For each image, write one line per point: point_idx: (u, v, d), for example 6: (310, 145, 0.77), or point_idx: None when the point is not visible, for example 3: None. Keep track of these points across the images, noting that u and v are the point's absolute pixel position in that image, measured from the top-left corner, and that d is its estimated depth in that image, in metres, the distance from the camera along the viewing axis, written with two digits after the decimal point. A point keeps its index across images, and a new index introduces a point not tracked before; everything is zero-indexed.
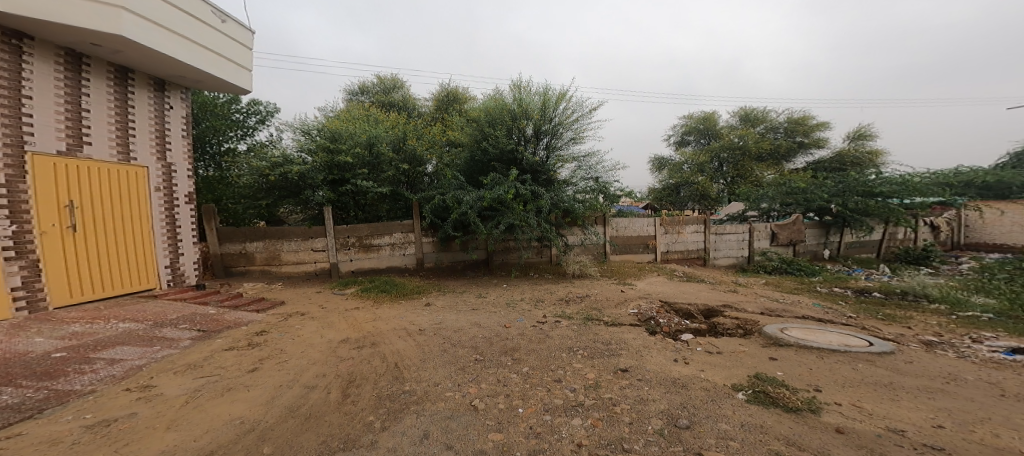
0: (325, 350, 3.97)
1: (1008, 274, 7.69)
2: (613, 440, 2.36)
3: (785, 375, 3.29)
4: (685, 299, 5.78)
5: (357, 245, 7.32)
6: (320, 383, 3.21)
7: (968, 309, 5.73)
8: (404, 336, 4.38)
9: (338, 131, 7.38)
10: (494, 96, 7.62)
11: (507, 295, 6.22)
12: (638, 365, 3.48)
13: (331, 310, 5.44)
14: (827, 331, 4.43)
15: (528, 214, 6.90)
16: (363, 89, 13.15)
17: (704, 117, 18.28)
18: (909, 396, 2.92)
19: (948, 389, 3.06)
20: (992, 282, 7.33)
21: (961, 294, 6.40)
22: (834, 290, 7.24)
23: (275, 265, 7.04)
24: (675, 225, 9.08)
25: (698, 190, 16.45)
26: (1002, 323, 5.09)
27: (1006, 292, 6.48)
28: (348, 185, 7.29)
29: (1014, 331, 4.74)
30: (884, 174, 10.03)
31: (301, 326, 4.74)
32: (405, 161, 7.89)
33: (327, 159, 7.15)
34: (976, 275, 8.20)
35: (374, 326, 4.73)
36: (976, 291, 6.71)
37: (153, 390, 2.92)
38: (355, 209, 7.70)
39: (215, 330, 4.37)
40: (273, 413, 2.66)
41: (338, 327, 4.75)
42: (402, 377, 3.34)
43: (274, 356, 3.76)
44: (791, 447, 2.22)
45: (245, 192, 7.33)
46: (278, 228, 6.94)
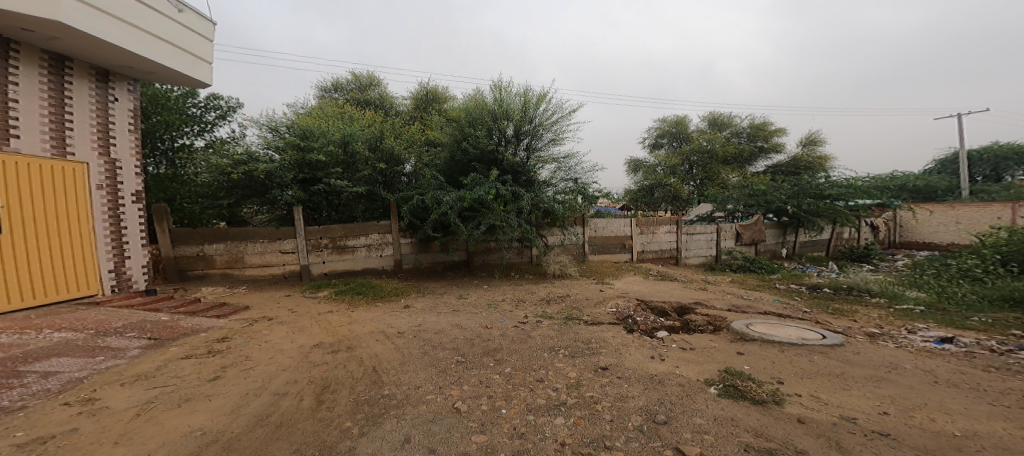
0: (296, 356, 3.82)
1: (937, 269, 8.53)
2: (595, 438, 2.43)
3: (751, 369, 3.49)
4: (661, 297, 5.99)
5: (331, 246, 7.09)
6: (291, 390, 3.09)
7: (904, 302, 6.31)
8: (382, 339, 4.28)
9: (309, 128, 7.11)
10: (474, 96, 7.60)
11: (488, 296, 6.21)
12: (617, 363, 3.57)
13: (302, 314, 5.23)
14: (788, 326, 4.73)
15: (508, 214, 6.91)
16: (337, 86, 12.72)
17: (677, 121, 18.95)
18: (858, 385, 3.18)
19: (890, 377, 3.36)
20: (924, 276, 8.10)
21: (898, 289, 7.03)
22: (791, 286, 7.75)
23: (238, 268, 6.68)
24: (650, 225, 9.39)
25: (670, 192, 17.07)
26: (933, 315, 5.62)
27: (935, 286, 7.18)
28: (321, 184, 7.05)
29: (944, 322, 5.26)
30: (832, 178, 10.80)
31: (268, 332, 4.53)
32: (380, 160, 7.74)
33: (297, 157, 6.88)
34: (911, 271, 8.99)
35: (349, 330, 4.59)
36: (910, 286, 7.38)
37: (98, 403, 2.70)
38: (328, 209, 7.45)
39: (169, 338, 4.10)
40: (239, 423, 2.54)
41: (310, 331, 4.58)
42: (381, 381, 3.27)
43: (239, 363, 3.58)
44: (759, 438, 2.36)
45: (204, 190, 6.89)
46: (243, 230, 6.61)
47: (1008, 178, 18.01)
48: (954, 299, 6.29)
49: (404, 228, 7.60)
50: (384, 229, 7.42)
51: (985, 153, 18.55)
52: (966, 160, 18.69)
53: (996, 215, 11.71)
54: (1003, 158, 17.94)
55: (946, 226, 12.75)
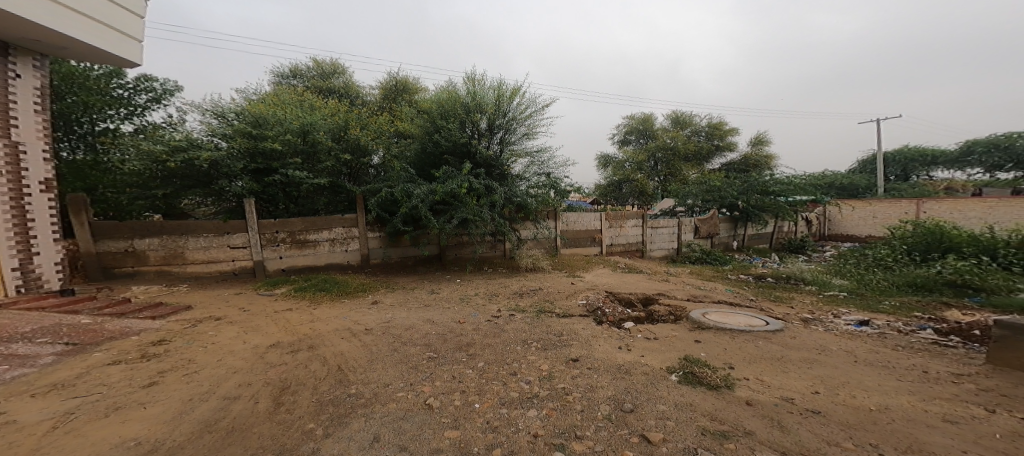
0: (249, 357, 3.59)
1: (857, 258, 9.50)
2: (566, 428, 2.48)
3: (708, 355, 3.72)
4: (627, 289, 6.21)
5: (289, 241, 6.70)
6: (244, 393, 2.89)
7: (831, 289, 6.98)
8: (347, 337, 4.11)
9: (263, 116, 6.64)
10: (446, 88, 7.45)
11: (460, 290, 6.13)
12: (587, 355, 3.67)
13: (254, 313, 4.91)
14: (739, 314, 5.08)
15: (481, 209, 6.84)
16: (296, 72, 11.91)
17: (644, 118, 19.60)
18: (796, 367, 3.48)
19: (821, 358, 3.70)
20: (848, 265, 9.00)
21: (825, 277, 7.75)
22: (740, 276, 8.31)
23: (176, 265, 6.14)
24: (618, 219, 9.67)
25: (636, 187, 17.78)
26: (854, 299, 6.28)
27: (854, 274, 8.00)
28: (276, 174, 6.59)
29: (862, 306, 5.89)
30: (776, 175, 11.62)
31: (216, 333, 4.21)
32: (344, 151, 7.42)
33: (248, 145, 6.38)
34: (836, 261, 9.95)
35: (310, 329, 4.37)
36: (836, 274, 8.15)
37: (3, 418, 2.39)
38: (285, 201, 7.01)
39: (91, 343, 3.69)
40: (181, 431, 2.35)
41: (265, 331, 4.31)
42: (347, 380, 3.14)
43: (181, 367, 3.30)
44: (714, 422, 2.51)
45: (133, 179, 6.18)
46: (185, 223, 6.09)
47: (914, 178, 20.28)
48: (870, 285, 7.04)
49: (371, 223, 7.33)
50: (349, 223, 7.12)
51: (897, 155, 20.80)
52: (882, 161, 20.84)
53: (903, 210, 13.16)
54: (911, 160, 20.22)
55: (864, 220, 14.15)
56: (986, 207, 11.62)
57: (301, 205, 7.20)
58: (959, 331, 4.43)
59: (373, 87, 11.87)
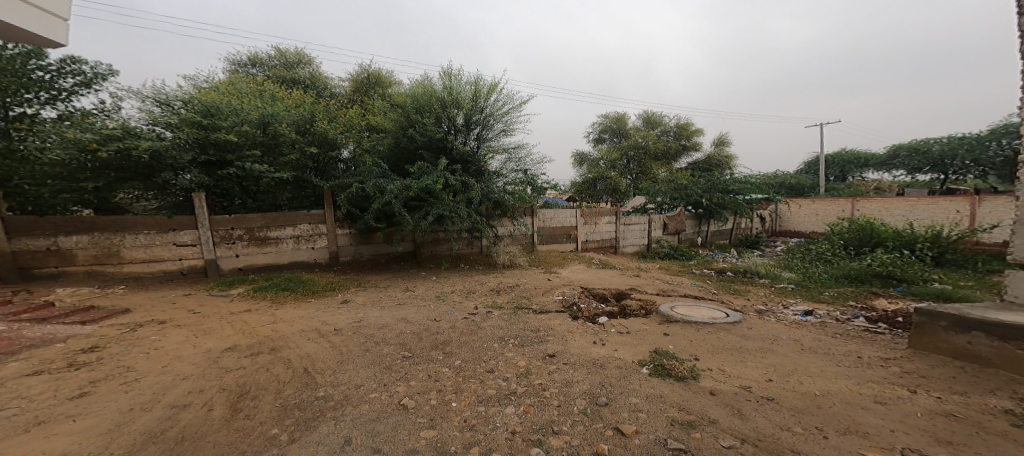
0: (202, 362, 3.36)
1: (801, 252, 10.20)
2: (544, 424, 2.50)
3: (676, 348, 3.85)
4: (602, 285, 6.34)
5: (247, 238, 6.34)
6: (195, 400, 2.70)
7: (781, 281, 7.44)
8: (314, 338, 3.94)
9: (215, 105, 6.17)
10: (421, 82, 7.30)
11: (436, 288, 6.03)
12: (563, 350, 3.71)
13: (206, 315, 4.60)
14: (703, 306, 5.32)
15: (458, 205, 6.73)
16: (256, 61, 11.23)
17: (618, 117, 20.01)
18: (753, 356, 3.68)
19: (773, 347, 3.92)
20: (795, 258, 9.65)
21: (776, 270, 8.23)
22: (704, 271, 8.69)
23: (111, 264, 5.62)
24: (593, 216, 9.84)
25: (610, 185, 18.27)
26: (799, 291, 6.73)
27: (800, 267, 8.57)
28: (231, 167, 6.16)
29: (806, 297, 6.34)
30: (737, 175, 12.21)
31: (160, 338, 3.90)
32: (309, 144, 7.09)
33: (197, 136, 5.87)
34: (785, 255, 10.63)
35: (271, 330, 4.15)
36: (784, 267, 8.69)
37: None
38: (242, 196, 6.60)
39: (8, 352, 3.32)
40: (119, 444, 2.17)
41: (218, 334, 4.05)
42: (315, 383, 3.01)
43: (118, 375, 3.04)
44: (683, 412, 2.61)
45: (54, 171, 5.40)
46: (120, 218, 5.60)
47: (851, 179, 22.02)
48: (813, 277, 7.55)
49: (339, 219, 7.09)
50: (314, 219, 6.85)
51: (837, 157, 22.55)
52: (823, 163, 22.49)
53: (840, 208, 14.17)
54: (846, 162, 22.04)
55: (809, 218, 15.10)
56: (907, 206, 12.27)
57: (261, 200, 6.87)
58: (886, 318, 4.86)
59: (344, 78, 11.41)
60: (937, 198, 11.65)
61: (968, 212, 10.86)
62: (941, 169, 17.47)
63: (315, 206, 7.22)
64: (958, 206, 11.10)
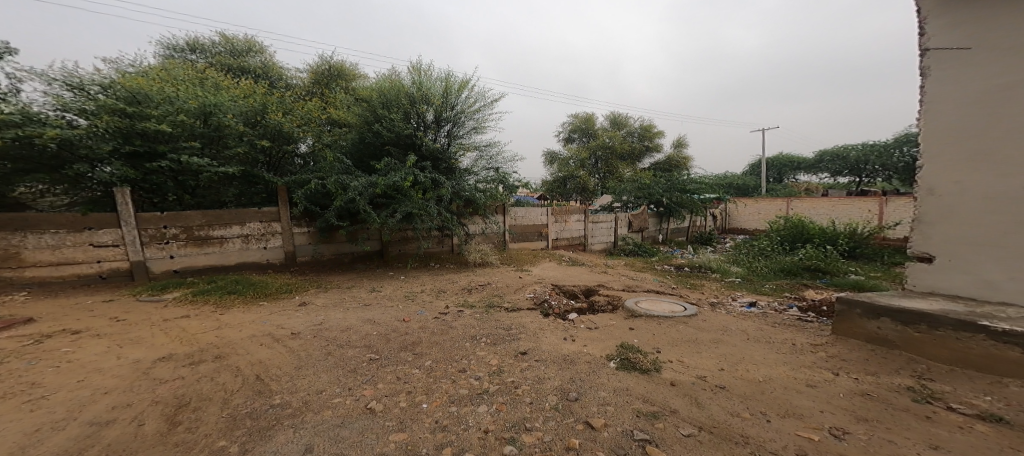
0: (129, 374, 3.06)
1: (744, 248, 10.96)
2: (516, 421, 2.50)
3: (640, 342, 3.98)
4: (572, 282, 6.44)
5: (184, 238, 5.87)
6: (119, 415, 2.46)
7: (729, 275, 7.89)
8: (267, 344, 3.71)
9: (143, 92, 5.60)
10: (389, 77, 7.12)
11: (404, 288, 5.87)
12: (535, 347, 3.73)
13: (135, 323, 4.21)
14: (664, 301, 5.57)
15: (427, 203, 6.57)
16: (197, 46, 10.36)
17: (586, 117, 20.41)
18: (708, 346, 3.88)
19: (724, 338, 4.15)
20: (740, 253, 10.32)
21: (725, 265, 8.74)
22: (664, 267, 9.06)
23: (9, 268, 4.95)
24: (563, 214, 9.98)
25: (579, 183, 18.65)
26: (743, 284, 7.18)
27: (743, 261, 9.16)
28: (163, 160, 5.63)
29: (750, 289, 6.78)
30: (694, 176, 12.86)
31: (75, 349, 3.52)
32: (259, 137, 6.54)
33: (119, 125, 5.30)
34: (732, 250, 11.32)
35: (214, 337, 3.86)
36: (732, 262, 9.23)
37: None
38: (177, 192, 6.09)
39: None
40: None
41: (151, 342, 3.72)
42: (268, 390, 2.84)
43: (24, 393, 2.71)
44: (647, 404, 2.71)
45: None
46: (20, 216, 4.95)
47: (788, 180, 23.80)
48: (756, 271, 8.08)
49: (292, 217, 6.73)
50: (265, 217, 6.45)
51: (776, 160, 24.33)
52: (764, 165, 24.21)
53: (778, 207, 15.19)
54: (784, 165, 23.92)
55: (753, 216, 16.18)
56: (830, 204, 13.41)
57: (201, 196, 6.36)
58: (813, 307, 5.31)
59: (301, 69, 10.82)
60: (854, 199, 12.70)
61: (876, 211, 11.96)
62: (857, 172, 19.39)
63: (267, 202, 6.90)
64: (868, 206, 12.17)
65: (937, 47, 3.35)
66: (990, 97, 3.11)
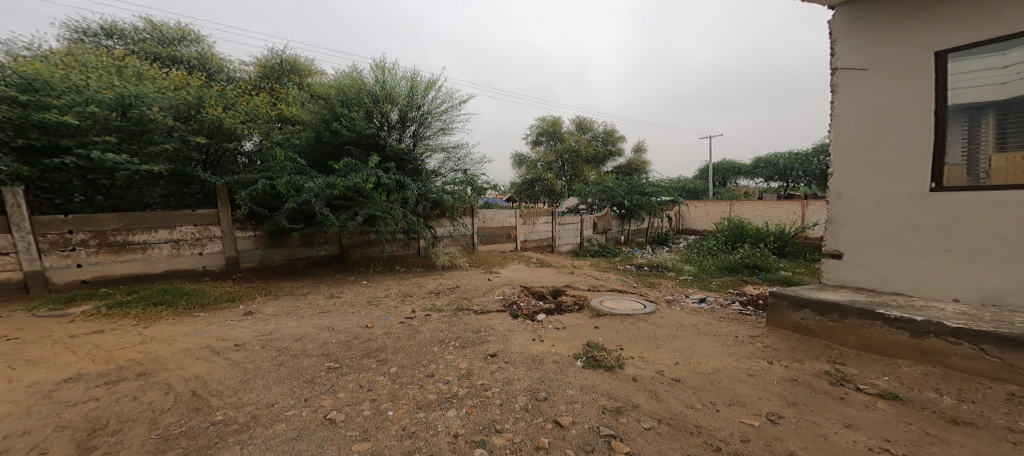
0: (28, 398, 2.70)
1: (694, 247, 11.62)
2: (486, 424, 2.48)
3: (605, 340, 4.09)
4: (540, 283, 6.50)
5: (97, 244, 5.29)
6: (14, 446, 2.17)
7: (682, 273, 8.32)
8: (205, 357, 3.43)
9: (49, 81, 4.93)
10: (350, 74, 6.88)
11: (367, 293, 5.66)
12: (505, 349, 3.73)
13: (37, 340, 3.74)
14: (625, 299, 5.77)
15: (391, 205, 6.38)
16: (117, 32, 9.43)
17: (553, 121, 20.72)
18: (665, 342, 4.04)
19: (679, 333, 4.35)
20: (692, 251, 10.91)
21: (679, 264, 9.19)
22: (627, 267, 9.38)
23: None
24: (531, 216, 10.06)
25: (547, 185, 18.89)
26: (695, 281, 7.59)
27: (694, 259, 9.69)
28: (73, 155, 5.04)
29: (701, 286, 7.18)
30: (652, 179, 13.42)
31: None
32: (193, 134, 6.12)
33: (12, 116, 4.68)
34: (686, 249, 11.95)
35: (140, 352, 3.51)
36: (686, 260, 9.72)
37: None
38: (90, 191, 5.47)
39: None
40: None
41: (60, 361, 3.32)
42: (206, 406, 2.62)
43: None
44: (613, 400, 2.78)
45: None
46: None
47: (733, 184, 25.51)
48: (707, 268, 8.55)
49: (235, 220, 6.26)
50: (200, 220, 5.95)
51: (723, 165, 26.01)
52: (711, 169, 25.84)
53: (722, 209, 16.29)
54: (729, 171, 25.64)
55: (702, 217, 17.22)
56: (761, 208, 14.69)
57: (118, 197, 5.76)
58: (752, 301, 5.74)
59: (246, 62, 10.10)
60: (781, 201, 13.95)
61: (800, 213, 13.26)
62: (783, 179, 21.26)
63: (204, 203, 6.51)
64: (793, 208, 13.45)
65: (843, 67, 3.74)
66: (884, 113, 3.49)
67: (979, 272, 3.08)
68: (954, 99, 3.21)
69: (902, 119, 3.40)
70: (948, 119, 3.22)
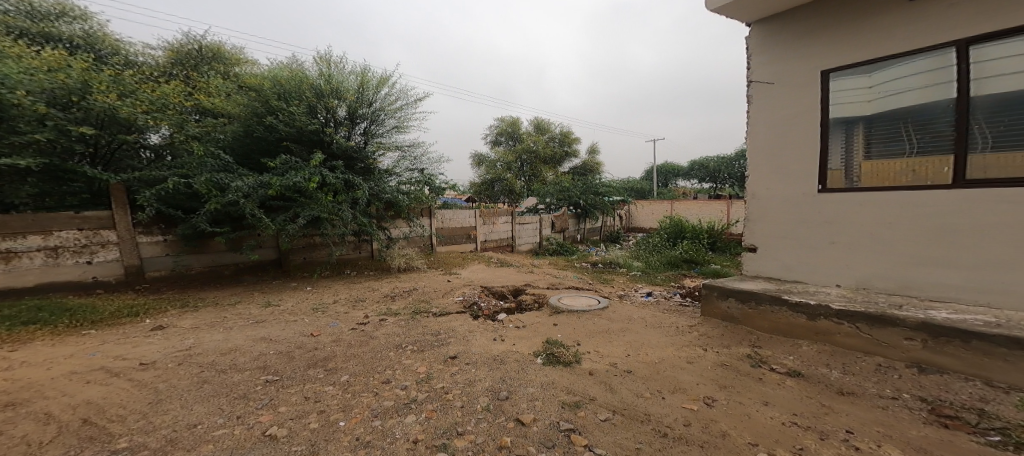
0: None
1: (641, 243, 12.22)
2: (447, 427, 2.45)
3: (563, 336, 4.17)
4: (500, 282, 6.51)
5: None
6: None
7: (631, 269, 8.70)
8: (105, 378, 3.02)
9: None
10: (291, 67, 6.53)
11: (312, 300, 5.38)
12: (465, 350, 3.70)
13: None
14: (581, 295, 5.93)
15: (339, 206, 6.13)
16: None
17: (512, 122, 20.84)
18: (615, 335, 4.20)
19: (628, 326, 4.53)
20: (641, 247, 11.45)
21: (629, 259, 9.60)
22: (584, 264, 9.65)
23: None
24: (492, 216, 10.08)
25: (507, 186, 18.98)
26: (643, 276, 7.98)
27: (642, 254, 10.18)
28: None
29: (648, 280, 7.56)
30: (604, 180, 13.91)
31: None
32: (75, 124, 5.01)
33: None
34: (635, 246, 12.54)
35: (19, 375, 3.01)
36: (635, 256, 10.19)
37: None
38: None
39: None
40: None
41: None
42: (107, 434, 2.32)
43: None
44: (573, 395, 2.84)
45: None
46: None
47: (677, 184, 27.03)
48: (655, 262, 9.00)
49: (136, 224, 5.57)
50: (89, 224, 5.19)
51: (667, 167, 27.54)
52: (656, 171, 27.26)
53: (663, 209, 17.28)
54: (673, 172, 27.21)
55: (648, 216, 18.12)
56: (695, 207, 15.76)
57: None
58: (690, 293, 6.12)
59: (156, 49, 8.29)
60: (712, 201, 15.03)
61: (726, 211, 14.38)
62: (715, 180, 22.98)
63: (91, 204, 5.45)
64: (720, 207, 14.60)
65: (756, 80, 4.08)
66: (783, 122, 3.88)
67: (853, 262, 3.50)
68: (836, 113, 3.61)
69: (798, 127, 3.79)
70: (829, 130, 3.62)
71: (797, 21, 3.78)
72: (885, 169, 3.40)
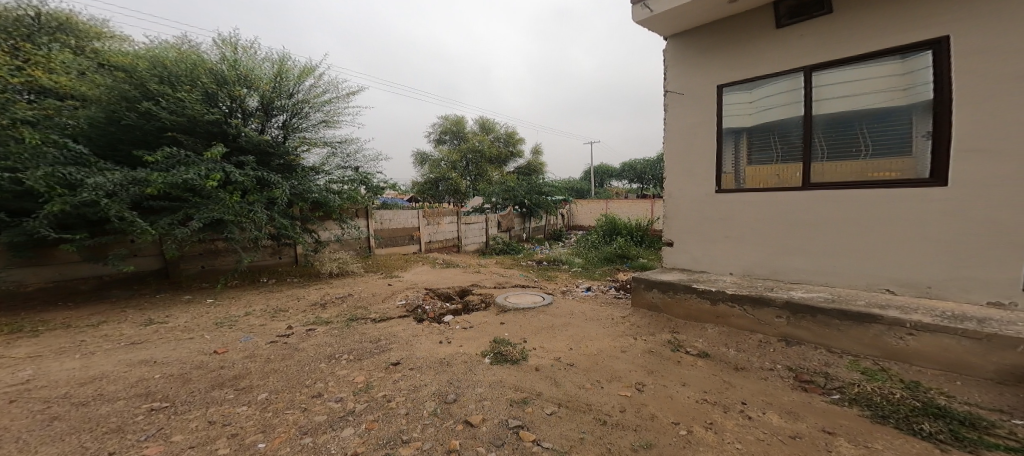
0: None
1: (581, 240, 12.65)
2: (391, 436, 2.26)
3: (511, 334, 4.13)
4: (446, 284, 6.29)
5: None
6: None
7: (572, 266, 8.95)
8: None
9: None
10: (185, 48, 5.70)
11: (213, 313, 4.72)
12: (409, 356, 3.48)
13: None
14: (526, 293, 5.93)
15: (252, 207, 5.49)
16: None
17: (455, 120, 20.45)
18: (555, 330, 4.24)
19: (571, 321, 4.61)
20: (581, 244, 11.85)
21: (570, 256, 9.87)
22: (531, 262, 9.74)
23: None
24: (435, 216, 9.75)
25: (450, 185, 18.50)
26: (586, 272, 8.24)
27: (583, 251, 10.53)
28: None
29: (590, 276, 7.83)
30: (546, 180, 14.23)
31: None
32: None
33: None
34: (576, 244, 12.96)
35: None
36: (577, 253, 10.50)
37: None
38: None
39: None
40: None
41: None
42: None
43: None
44: (521, 392, 2.79)
45: None
46: None
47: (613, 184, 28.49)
48: (596, 259, 9.34)
49: None
50: None
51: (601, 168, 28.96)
52: (592, 172, 28.51)
53: (599, 208, 18.13)
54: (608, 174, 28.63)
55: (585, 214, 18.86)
56: (626, 205, 16.74)
57: None
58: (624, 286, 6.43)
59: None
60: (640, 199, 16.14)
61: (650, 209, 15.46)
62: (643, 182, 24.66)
63: None
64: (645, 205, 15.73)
65: (671, 89, 4.33)
66: (690, 131, 4.21)
67: (744, 256, 3.91)
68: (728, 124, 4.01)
69: (699, 137, 4.15)
70: (723, 139, 4.01)
71: (700, 39, 4.10)
72: (760, 175, 3.87)
